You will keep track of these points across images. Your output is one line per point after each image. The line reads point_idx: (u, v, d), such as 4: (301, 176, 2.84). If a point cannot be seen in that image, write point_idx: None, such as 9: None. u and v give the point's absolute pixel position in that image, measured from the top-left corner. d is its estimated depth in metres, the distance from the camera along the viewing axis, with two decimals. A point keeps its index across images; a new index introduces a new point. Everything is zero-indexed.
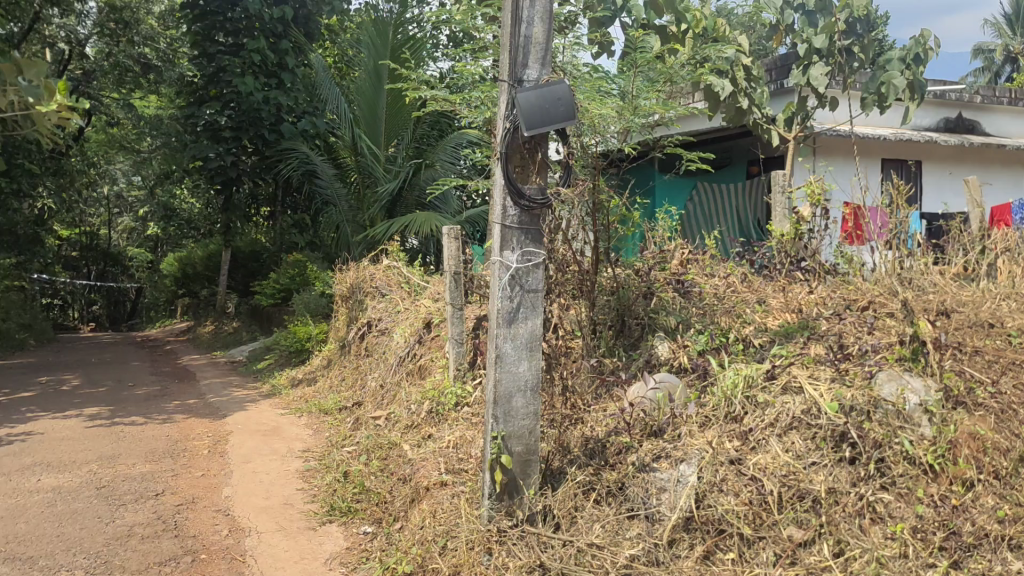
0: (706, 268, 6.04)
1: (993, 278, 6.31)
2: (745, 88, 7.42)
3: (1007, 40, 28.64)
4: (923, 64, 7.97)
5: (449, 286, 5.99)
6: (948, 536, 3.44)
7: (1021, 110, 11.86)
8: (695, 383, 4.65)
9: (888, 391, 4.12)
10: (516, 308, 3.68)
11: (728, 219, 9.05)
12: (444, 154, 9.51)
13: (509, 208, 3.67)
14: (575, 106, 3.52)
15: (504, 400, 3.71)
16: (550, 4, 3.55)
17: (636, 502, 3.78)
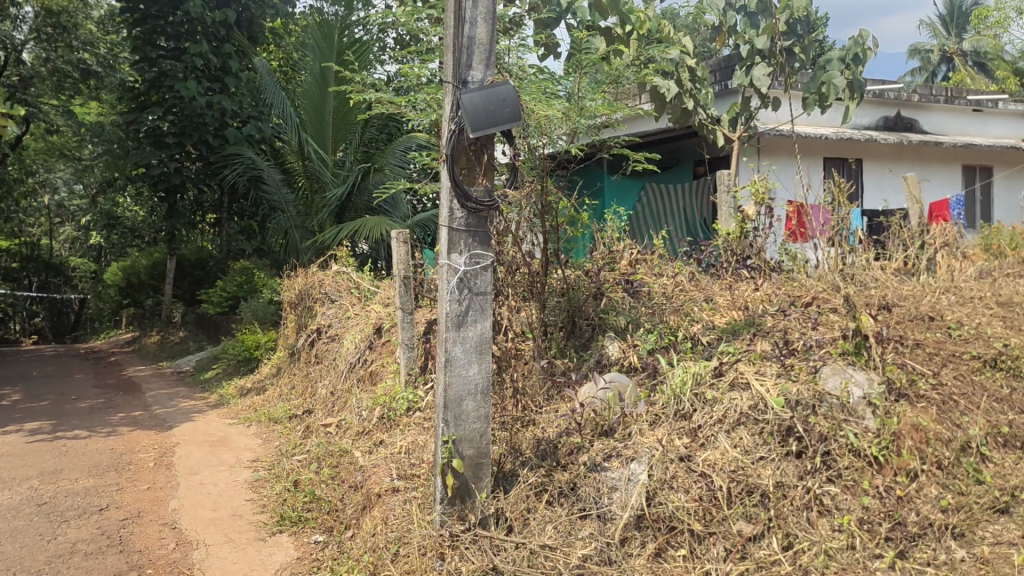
0: (655, 267, 6.07)
1: (932, 272, 6.49)
2: (690, 89, 7.66)
3: (942, 40, 29.45)
4: (862, 64, 8.12)
5: (398, 290, 5.91)
6: (894, 527, 3.52)
7: (956, 109, 12.18)
8: (645, 381, 4.69)
9: (832, 384, 4.19)
10: (465, 312, 3.66)
11: (676, 220, 9.18)
12: (393, 158, 9.46)
13: (456, 210, 3.64)
14: (520, 107, 3.52)
15: (453, 404, 3.68)
16: (493, 5, 3.55)
17: (588, 501, 3.78)
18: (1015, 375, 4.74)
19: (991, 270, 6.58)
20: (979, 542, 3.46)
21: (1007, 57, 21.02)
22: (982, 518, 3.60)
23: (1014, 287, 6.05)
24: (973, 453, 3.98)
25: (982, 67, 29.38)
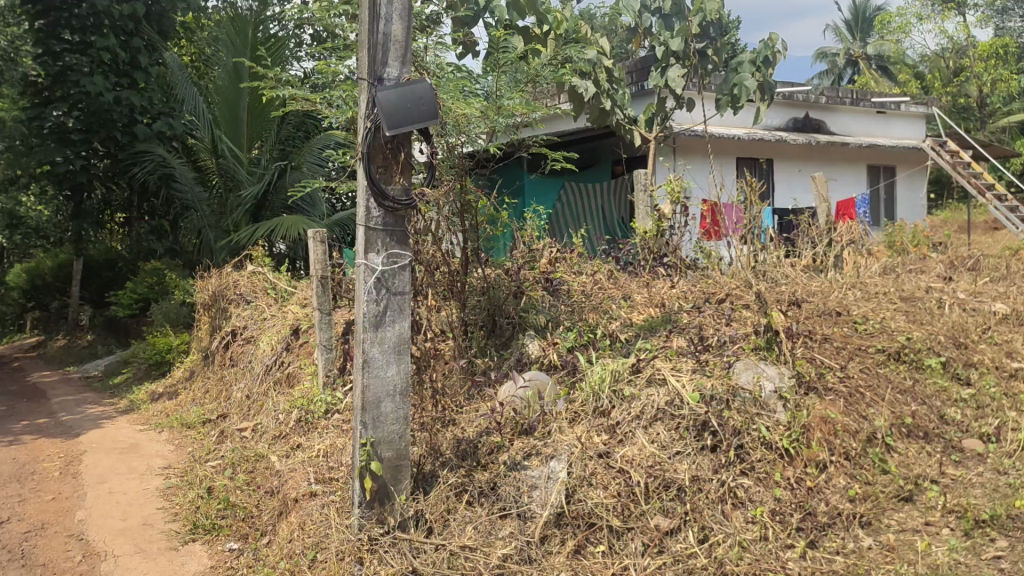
0: (574, 265, 6.11)
1: (839, 269, 6.71)
2: (608, 89, 7.79)
3: (848, 44, 30.45)
4: (771, 67, 8.36)
5: (316, 291, 5.79)
6: (805, 517, 3.62)
7: (861, 110, 12.63)
8: (565, 379, 4.72)
9: (745, 379, 4.28)
10: (383, 312, 3.62)
11: (596, 220, 9.35)
12: (310, 156, 9.27)
13: (373, 209, 3.59)
14: (438, 105, 3.49)
15: (372, 406, 3.63)
16: (408, 2, 3.51)
17: (508, 500, 3.78)
18: (917, 367, 4.94)
19: (894, 266, 6.86)
20: (885, 530, 3.59)
21: (909, 61, 21.87)
22: (887, 507, 3.74)
23: (915, 282, 6.31)
24: (878, 444, 4.13)
25: (885, 71, 30.57)
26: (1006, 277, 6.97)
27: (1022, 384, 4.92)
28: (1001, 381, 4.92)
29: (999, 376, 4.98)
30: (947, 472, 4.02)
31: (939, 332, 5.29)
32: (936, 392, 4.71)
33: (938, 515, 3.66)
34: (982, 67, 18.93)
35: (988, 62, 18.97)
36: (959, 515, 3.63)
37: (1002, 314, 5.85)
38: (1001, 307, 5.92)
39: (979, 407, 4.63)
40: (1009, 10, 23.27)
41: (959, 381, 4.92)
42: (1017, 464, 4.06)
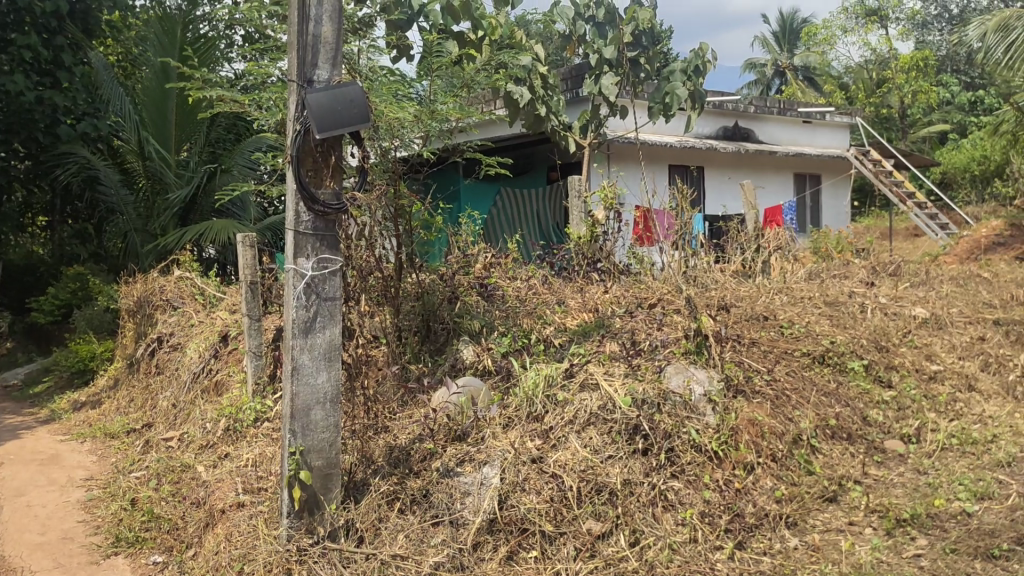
0: (509, 270, 6.12)
1: (767, 274, 6.86)
2: (542, 95, 7.84)
3: (775, 55, 31.18)
4: (702, 76, 8.50)
5: (245, 296, 5.65)
6: (733, 518, 3.68)
7: (788, 120, 12.95)
8: (499, 385, 4.71)
9: (676, 383, 4.34)
10: (312, 318, 3.56)
11: (530, 224, 9.37)
12: (241, 159, 9.14)
13: (303, 214, 3.54)
14: (369, 108, 3.46)
15: (301, 414, 3.57)
16: (339, 3, 3.47)
17: (441, 507, 3.76)
18: (841, 370, 5.07)
19: (819, 272, 7.05)
20: (810, 530, 3.66)
21: (834, 72, 22.48)
22: (813, 507, 3.83)
23: (840, 287, 6.49)
24: (804, 445, 4.22)
25: (811, 81, 31.43)
26: (925, 282, 7.20)
27: (940, 386, 5.09)
28: (921, 384, 5.07)
29: (919, 378, 5.13)
30: (870, 472, 4.14)
31: (862, 336, 5.43)
32: (860, 394, 4.84)
33: (861, 514, 3.76)
34: (903, 80, 19.37)
35: (908, 74, 19.36)
36: (881, 514, 3.73)
37: (922, 319, 6.04)
38: (921, 311, 6.11)
39: (900, 409, 4.76)
40: (927, 25, 24.12)
41: (881, 384, 5.05)
42: (936, 464, 4.19)
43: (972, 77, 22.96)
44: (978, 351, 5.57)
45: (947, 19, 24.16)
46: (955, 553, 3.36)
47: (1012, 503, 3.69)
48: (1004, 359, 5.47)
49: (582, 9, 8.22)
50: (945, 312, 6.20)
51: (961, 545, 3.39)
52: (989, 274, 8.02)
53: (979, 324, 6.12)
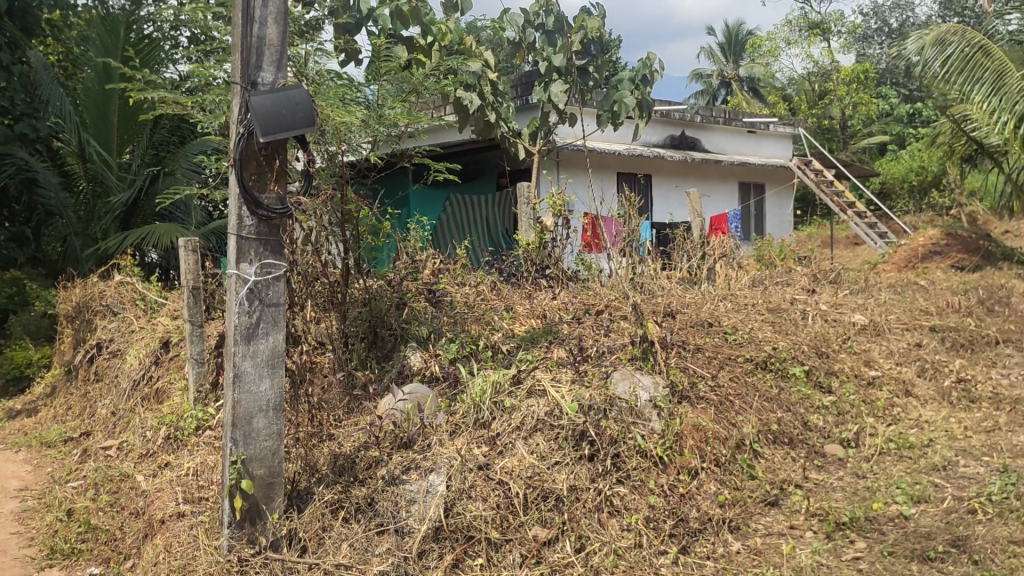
0: (457, 276, 6.08)
1: (712, 281, 6.95)
2: (492, 101, 7.85)
3: (721, 66, 31.64)
4: (650, 86, 8.60)
5: (187, 302, 5.50)
6: (677, 523, 3.71)
7: (733, 130, 13.16)
8: (446, 391, 4.68)
9: (622, 389, 4.37)
10: (255, 324, 3.51)
11: (479, 230, 9.38)
12: (186, 162, 8.93)
13: (245, 218, 3.48)
14: (314, 112, 3.42)
15: (243, 422, 3.51)
16: (284, 6, 3.43)
17: (386, 516, 3.72)
18: (783, 375, 5.15)
19: (763, 279, 7.16)
20: (752, 534, 3.71)
21: (777, 84, 22.87)
22: (755, 511, 3.88)
23: (782, 294, 6.60)
24: (747, 450, 4.28)
25: (755, 92, 32.01)
26: (864, 290, 7.37)
27: (878, 391, 5.20)
28: (860, 389, 5.18)
29: (858, 384, 5.23)
30: (810, 476, 4.21)
31: (803, 342, 5.53)
32: (801, 399, 4.92)
33: (801, 518, 3.82)
34: (844, 91, 19.74)
35: (849, 86, 19.70)
36: (821, 518, 3.79)
37: (861, 325, 6.17)
38: (860, 318, 6.24)
39: (839, 414, 4.86)
40: (868, 38, 24.71)
41: (821, 389, 5.14)
42: (874, 468, 4.27)
43: (910, 90, 23.57)
44: (915, 357, 5.70)
45: (887, 33, 24.78)
46: (892, 557, 3.42)
47: (947, 506, 3.78)
48: (939, 364, 5.60)
49: (532, 17, 8.22)
50: (883, 319, 6.34)
51: (897, 548, 3.46)
52: (926, 282, 8.22)
53: (916, 330, 6.27)
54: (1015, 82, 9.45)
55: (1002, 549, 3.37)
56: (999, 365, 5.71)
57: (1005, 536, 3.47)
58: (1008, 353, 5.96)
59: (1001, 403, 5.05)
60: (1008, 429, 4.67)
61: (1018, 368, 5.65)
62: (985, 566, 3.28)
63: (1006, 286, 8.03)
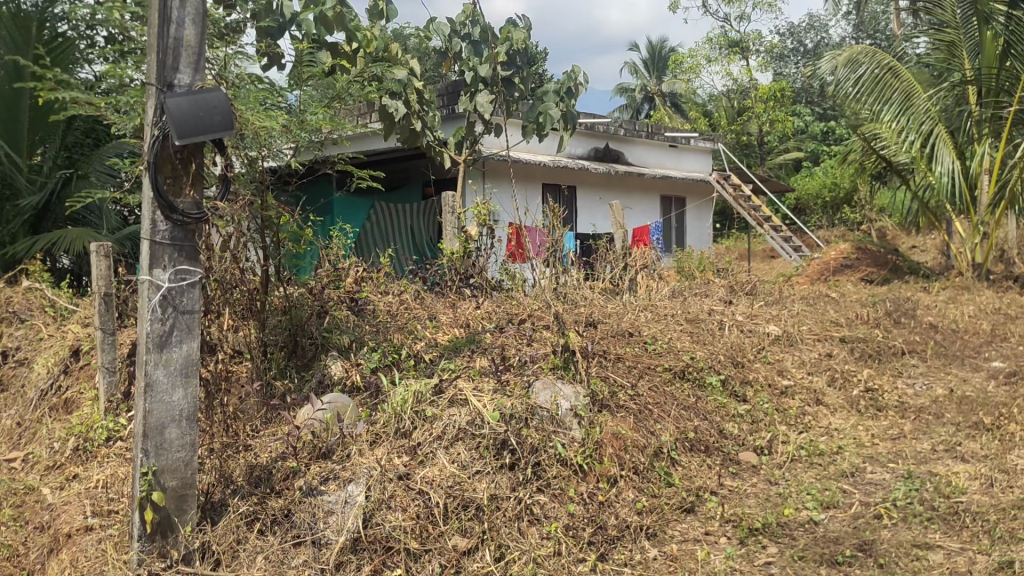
0: (380, 285, 6.11)
1: (633, 292, 7.07)
2: (418, 110, 7.81)
3: (645, 81, 32.22)
4: (575, 98, 8.66)
5: (99, 309, 5.26)
6: (596, 531, 3.74)
7: (655, 144, 13.42)
8: (367, 400, 4.63)
9: (543, 398, 4.41)
10: (168, 332, 3.41)
11: (403, 240, 9.29)
12: (100, 165, 8.68)
13: (159, 223, 3.38)
14: (233, 116, 3.35)
15: (154, 432, 3.41)
16: (202, 6, 3.36)
17: (303, 527, 3.65)
18: (700, 384, 5.26)
19: (682, 290, 7.32)
20: (669, 540, 3.77)
21: (698, 100, 23.40)
22: (671, 518, 3.94)
23: (701, 305, 6.75)
24: (664, 458, 4.36)
25: (678, 108, 32.72)
26: (778, 301, 7.58)
27: (791, 400, 5.35)
28: (773, 398, 5.32)
29: (772, 393, 5.38)
30: (725, 483, 4.30)
31: (720, 352, 5.67)
32: (717, 407, 5.03)
33: (716, 524, 3.90)
34: (761, 109, 20.31)
35: (767, 103, 20.33)
36: (735, 523, 3.88)
37: (775, 336, 6.34)
38: (774, 329, 6.42)
39: (753, 421, 4.99)
40: (784, 58, 25.50)
41: (736, 398, 5.26)
42: (786, 475, 4.39)
43: (823, 109, 24.43)
44: (825, 367, 5.89)
45: (803, 53, 25.63)
46: (802, 561, 3.50)
47: (854, 511, 3.91)
48: (848, 374, 5.79)
49: (459, 27, 8.21)
50: (796, 330, 6.53)
51: (807, 552, 3.54)
52: (837, 295, 8.51)
53: (827, 341, 6.47)
54: (922, 103, 9.96)
55: (905, 553, 3.48)
56: (904, 375, 5.94)
57: (908, 539, 3.59)
58: (912, 363, 6.20)
59: (906, 411, 5.24)
60: (912, 436, 4.85)
61: (922, 378, 5.89)
62: (889, 569, 3.38)
63: (912, 299, 8.36)
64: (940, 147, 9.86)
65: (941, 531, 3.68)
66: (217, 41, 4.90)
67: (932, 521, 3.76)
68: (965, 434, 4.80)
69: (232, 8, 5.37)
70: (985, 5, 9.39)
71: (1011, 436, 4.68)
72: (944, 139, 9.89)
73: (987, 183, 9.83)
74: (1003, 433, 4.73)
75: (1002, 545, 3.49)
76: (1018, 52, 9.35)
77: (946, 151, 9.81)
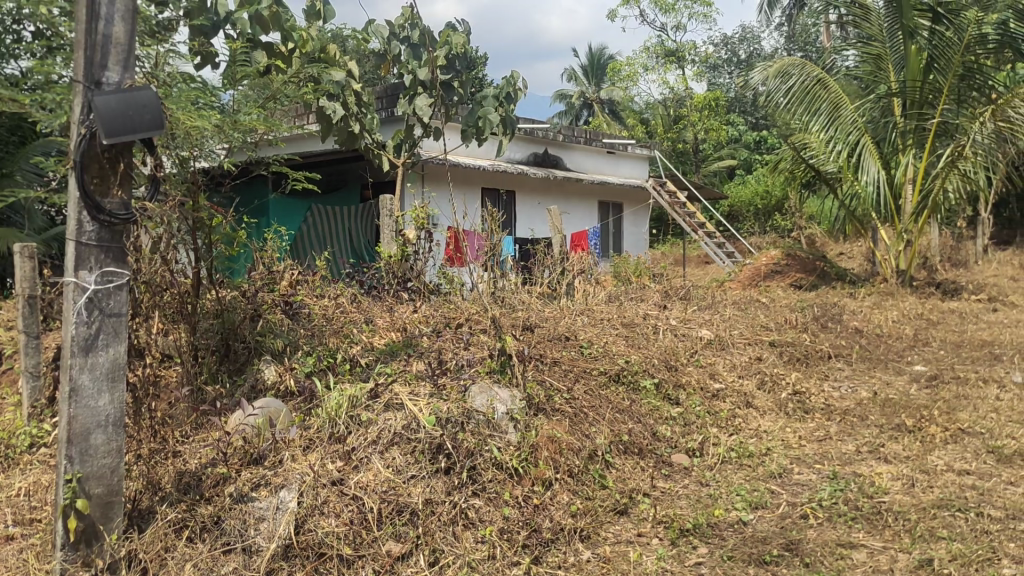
0: (316, 288, 6.05)
1: (570, 296, 7.13)
2: (356, 112, 7.77)
3: (583, 87, 32.58)
4: (514, 103, 8.69)
5: (22, 312, 5.10)
6: (530, 534, 3.75)
7: (593, 150, 13.55)
8: (301, 405, 4.58)
9: (479, 402, 4.42)
10: (95, 335, 3.32)
11: (341, 242, 9.22)
12: (27, 164, 8.34)
13: (86, 223, 3.28)
14: (163, 115, 3.27)
15: (79, 438, 3.30)
16: (132, 5, 3.29)
17: (233, 534, 3.59)
18: (634, 388, 5.33)
19: (618, 294, 7.42)
20: (602, 542, 3.80)
21: (636, 107, 23.73)
22: (605, 520, 3.98)
23: (636, 309, 6.85)
24: (599, 461, 4.42)
25: (615, 115, 33.06)
26: (711, 305, 7.73)
27: (722, 403, 5.46)
28: (705, 400, 5.42)
29: (703, 396, 5.47)
30: (657, 485, 4.37)
31: (654, 355, 5.76)
32: (651, 410, 5.10)
33: (649, 525, 3.95)
34: (697, 118, 20.67)
35: (701, 112, 20.68)
36: (666, 524, 3.94)
37: (707, 339, 6.46)
38: (706, 333, 6.54)
39: (686, 424, 5.06)
40: (719, 68, 26.00)
41: (670, 401, 5.34)
42: (716, 476, 4.47)
43: (756, 119, 24.99)
44: (755, 370, 6.02)
45: (736, 64, 26.19)
46: (731, 560, 3.57)
47: (781, 512, 4.00)
48: (777, 377, 5.93)
49: (398, 30, 8.18)
50: (727, 335, 6.66)
51: (736, 552, 3.61)
52: (768, 300, 8.72)
53: (757, 344, 6.61)
54: (849, 114, 10.25)
55: (829, 552, 3.57)
56: (830, 378, 6.10)
57: (833, 539, 3.69)
58: (838, 366, 6.38)
59: (832, 413, 5.38)
60: (837, 438, 4.99)
61: (847, 381, 6.06)
62: (815, 568, 3.46)
63: (840, 304, 8.60)
64: (866, 157, 10.16)
65: (864, 530, 3.79)
66: (148, 39, 4.75)
67: (856, 521, 3.87)
68: (888, 435, 4.95)
69: (164, 4, 5.22)
70: (911, 20, 9.83)
71: (931, 438, 4.84)
72: (870, 149, 10.20)
73: (910, 193, 10.17)
74: (924, 434, 4.89)
75: (922, 544, 3.59)
76: (940, 66, 9.70)
77: (872, 162, 10.10)
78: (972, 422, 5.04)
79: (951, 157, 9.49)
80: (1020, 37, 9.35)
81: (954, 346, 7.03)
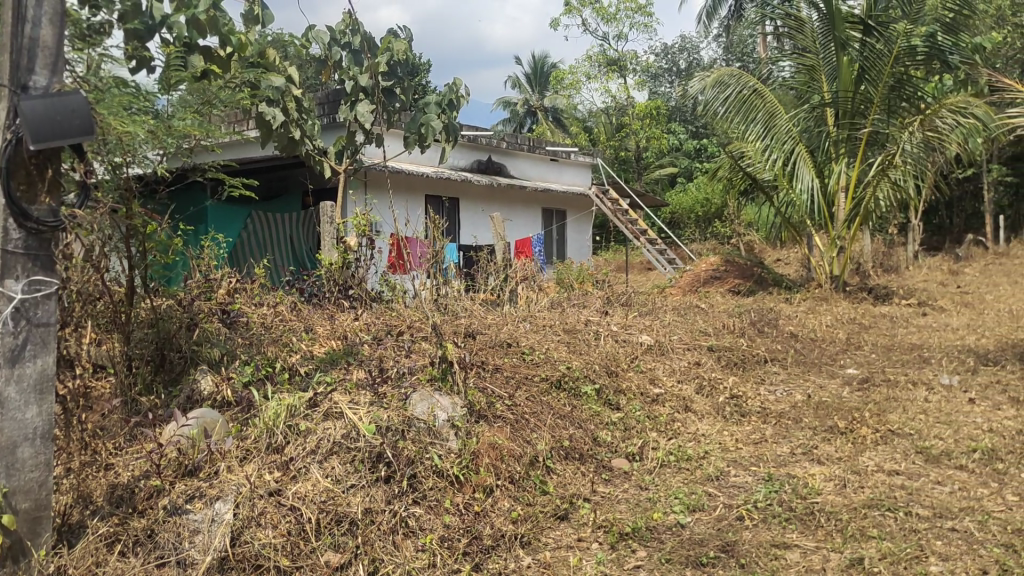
0: (255, 296, 5.96)
1: (512, 303, 7.16)
2: (296, 118, 7.71)
3: (527, 95, 32.73)
4: (456, 110, 8.71)
5: None
6: (471, 541, 3.76)
7: (536, 158, 13.63)
8: (238, 416, 4.50)
9: (420, 410, 4.42)
10: (21, 345, 3.22)
11: (281, 248, 9.28)
12: None
13: (11, 230, 3.18)
14: (94, 121, 3.18)
15: (5, 452, 3.20)
16: (61, 8, 3.21)
17: (167, 548, 3.52)
18: (575, 394, 5.35)
19: (560, 301, 7.47)
20: (542, 548, 3.81)
21: (579, 114, 23.91)
22: (545, 526, 3.99)
23: (577, 316, 6.90)
24: (540, 467, 4.44)
25: (558, 122, 33.23)
26: (651, 311, 7.82)
27: (661, 407, 5.52)
28: (645, 405, 5.49)
29: (643, 401, 5.54)
30: (598, 490, 4.40)
31: (595, 361, 5.81)
32: (591, 416, 5.14)
33: (589, 530, 3.97)
34: (638, 126, 20.90)
35: (643, 121, 20.92)
36: (606, 529, 3.97)
37: (647, 345, 6.53)
38: (646, 339, 6.61)
39: (626, 429, 5.12)
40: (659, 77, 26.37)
41: (610, 406, 5.39)
42: (655, 479, 4.53)
43: (696, 127, 25.41)
44: (693, 375, 6.11)
45: (676, 73, 26.57)
46: (668, 563, 3.61)
47: (718, 514, 4.06)
48: (714, 382, 6.03)
49: (339, 35, 8.14)
50: (667, 340, 6.74)
51: (674, 555, 3.66)
52: (707, 305, 8.85)
53: (696, 349, 6.71)
54: (784, 123, 10.48)
55: (764, 553, 3.63)
56: (767, 382, 6.22)
57: (767, 540, 3.76)
58: (774, 370, 6.51)
59: (768, 416, 5.48)
60: (773, 440, 5.08)
61: (782, 384, 6.19)
62: (750, 568, 3.52)
63: (776, 309, 8.77)
64: (800, 165, 10.41)
65: (798, 530, 3.87)
66: (79, 43, 4.60)
67: (790, 521, 3.95)
68: (821, 437, 5.06)
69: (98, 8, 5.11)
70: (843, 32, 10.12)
71: (863, 439, 4.96)
72: (804, 158, 10.45)
73: (843, 201, 10.44)
74: (856, 435, 5.02)
75: (853, 543, 3.68)
76: (871, 77, 10.00)
77: (806, 170, 10.35)
78: (902, 423, 5.20)
79: (882, 165, 9.77)
80: (946, 50, 9.64)
81: (885, 349, 7.22)
